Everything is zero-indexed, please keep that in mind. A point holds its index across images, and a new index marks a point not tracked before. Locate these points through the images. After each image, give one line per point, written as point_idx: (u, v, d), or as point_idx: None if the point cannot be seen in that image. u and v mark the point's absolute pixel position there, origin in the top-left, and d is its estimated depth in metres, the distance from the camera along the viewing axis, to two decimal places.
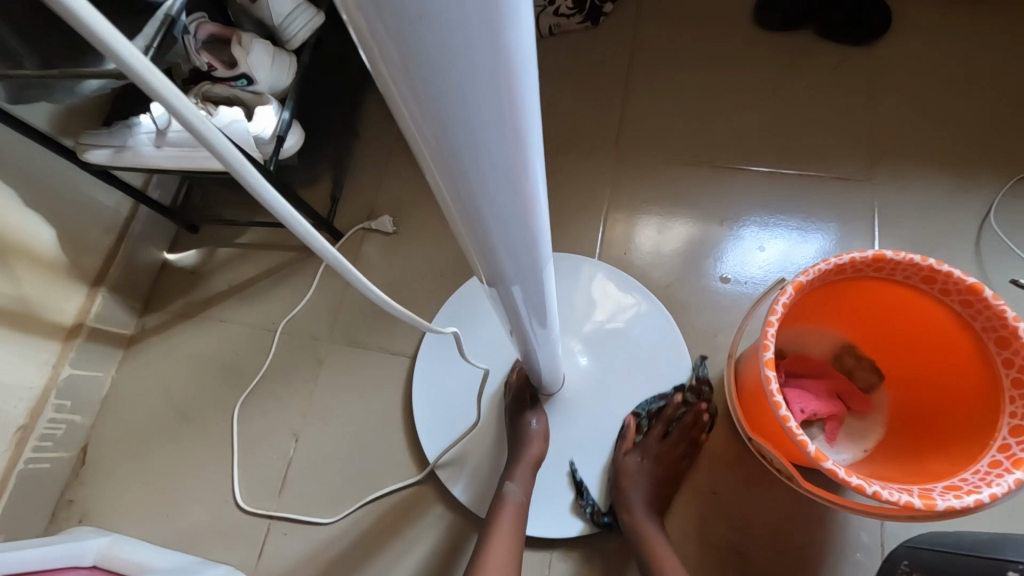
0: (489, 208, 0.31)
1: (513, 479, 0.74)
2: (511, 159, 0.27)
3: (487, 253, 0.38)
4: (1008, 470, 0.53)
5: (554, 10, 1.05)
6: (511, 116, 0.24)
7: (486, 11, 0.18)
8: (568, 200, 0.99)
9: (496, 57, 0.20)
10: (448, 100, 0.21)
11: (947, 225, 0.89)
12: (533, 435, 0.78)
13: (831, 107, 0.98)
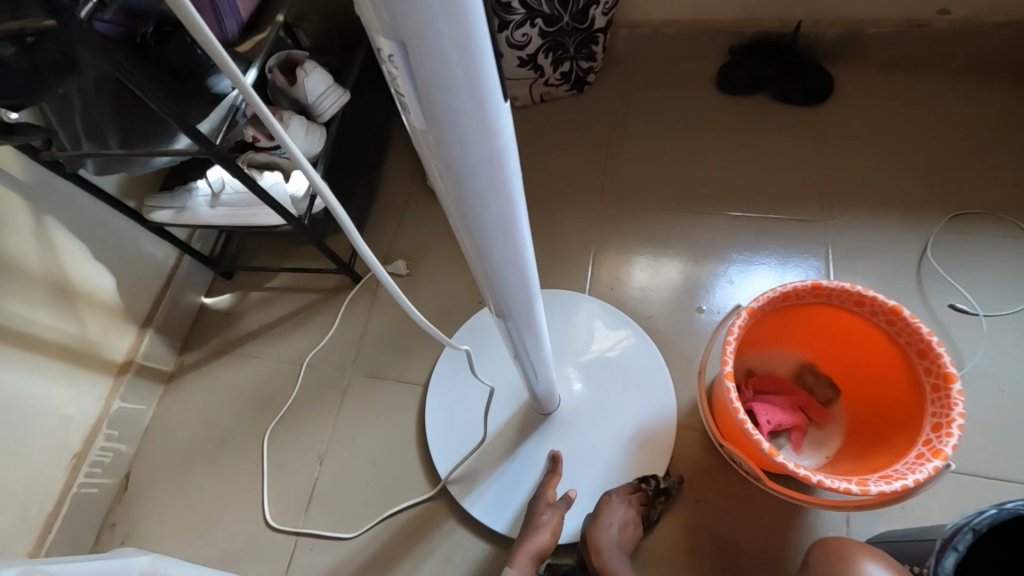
0: (494, 246, 0.43)
1: (513, 566, 0.78)
2: (505, 212, 0.40)
3: (493, 287, 0.50)
4: (929, 459, 0.63)
5: (544, 81, 1.23)
6: (503, 182, 0.37)
7: (485, 123, 0.31)
8: (561, 243, 1.13)
9: (493, 148, 0.33)
10: (464, 171, 0.34)
11: (894, 257, 1.02)
12: (540, 527, 0.82)
13: (787, 158, 1.13)
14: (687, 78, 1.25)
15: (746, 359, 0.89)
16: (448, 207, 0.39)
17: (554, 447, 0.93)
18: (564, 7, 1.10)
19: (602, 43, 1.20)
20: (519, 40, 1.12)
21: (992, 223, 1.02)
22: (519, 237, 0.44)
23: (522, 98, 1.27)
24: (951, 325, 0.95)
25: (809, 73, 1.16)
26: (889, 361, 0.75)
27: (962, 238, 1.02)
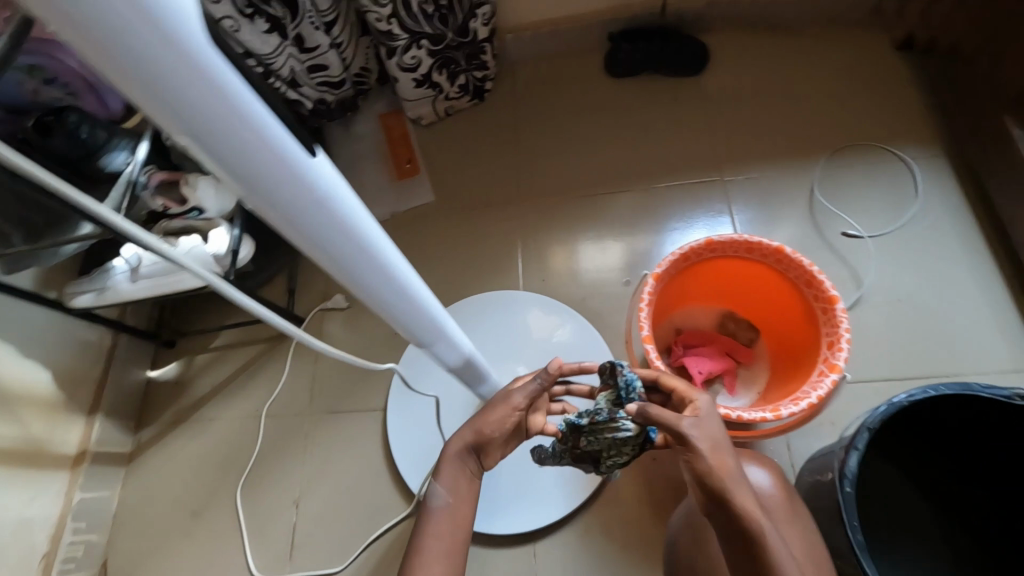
0: (375, 286, 0.49)
1: (455, 445, 0.74)
2: (373, 254, 0.45)
3: (400, 319, 0.55)
4: (827, 374, 0.71)
5: (444, 96, 1.29)
6: (356, 232, 0.42)
7: (314, 192, 0.36)
8: (489, 248, 1.18)
9: (331, 208, 0.38)
10: (314, 233, 0.39)
11: (788, 200, 1.11)
12: (505, 401, 0.74)
13: (681, 127, 1.21)
14: (578, 70, 1.31)
15: (672, 319, 0.96)
16: (325, 265, 0.44)
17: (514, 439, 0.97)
18: (446, 25, 1.13)
19: (490, 52, 1.26)
20: (408, 62, 1.17)
21: (867, 153, 1.12)
22: (396, 272, 0.50)
23: (428, 116, 1.32)
24: (848, 251, 1.04)
25: (685, 45, 1.24)
26: (786, 295, 0.84)
27: (843, 171, 1.11)
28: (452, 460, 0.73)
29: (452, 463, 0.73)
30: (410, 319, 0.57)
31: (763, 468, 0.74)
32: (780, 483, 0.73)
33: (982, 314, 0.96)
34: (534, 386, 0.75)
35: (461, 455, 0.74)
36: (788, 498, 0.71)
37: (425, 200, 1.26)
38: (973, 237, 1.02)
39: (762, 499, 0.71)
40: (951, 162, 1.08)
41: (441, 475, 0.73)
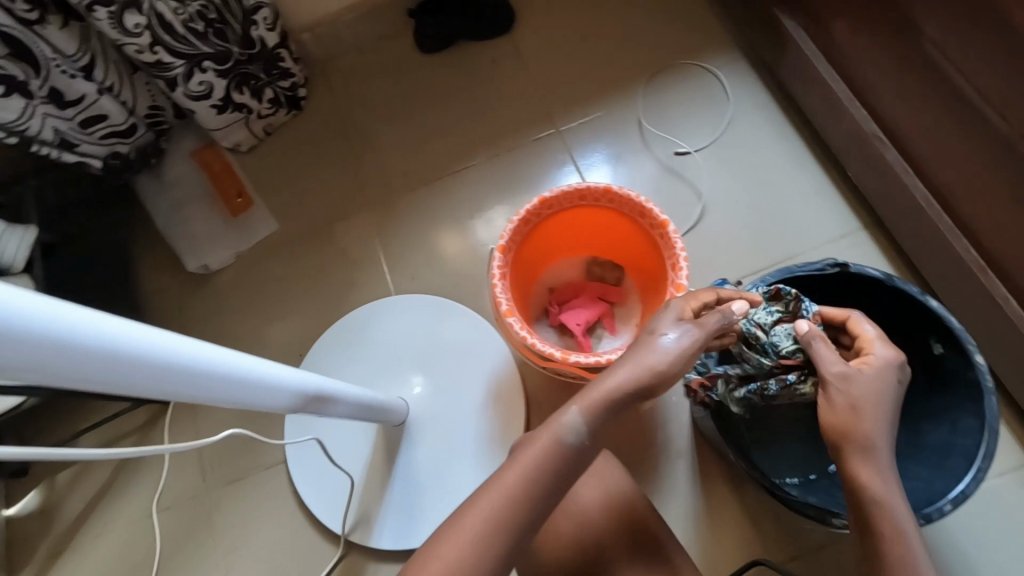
0: (184, 384, 0.46)
1: (581, 403, 0.53)
2: (170, 362, 0.43)
3: (241, 399, 0.54)
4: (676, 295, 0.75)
5: (258, 115, 1.18)
6: (132, 351, 0.40)
7: (48, 337, 0.34)
8: (352, 261, 1.13)
9: (82, 342, 0.36)
10: (74, 369, 0.37)
11: (621, 135, 1.14)
12: (661, 349, 0.56)
13: (506, 89, 1.20)
14: (390, 55, 1.26)
15: (539, 281, 0.96)
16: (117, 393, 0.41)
17: (422, 445, 0.95)
18: (226, 40, 1.03)
19: (290, 57, 1.17)
20: (196, 89, 1.06)
21: (679, 72, 1.17)
22: (211, 361, 0.48)
23: (246, 141, 1.21)
24: (683, 169, 1.09)
25: (487, 5, 1.21)
26: (630, 229, 0.86)
27: (662, 95, 1.15)
28: (580, 421, 0.53)
29: (571, 421, 0.52)
30: (246, 393, 0.54)
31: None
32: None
33: (805, 194, 1.04)
34: (615, 385, 0.53)
35: (585, 416, 0.53)
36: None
37: (269, 230, 1.17)
38: (783, 127, 1.09)
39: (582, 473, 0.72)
40: (750, 62, 1.15)
41: (551, 435, 0.52)
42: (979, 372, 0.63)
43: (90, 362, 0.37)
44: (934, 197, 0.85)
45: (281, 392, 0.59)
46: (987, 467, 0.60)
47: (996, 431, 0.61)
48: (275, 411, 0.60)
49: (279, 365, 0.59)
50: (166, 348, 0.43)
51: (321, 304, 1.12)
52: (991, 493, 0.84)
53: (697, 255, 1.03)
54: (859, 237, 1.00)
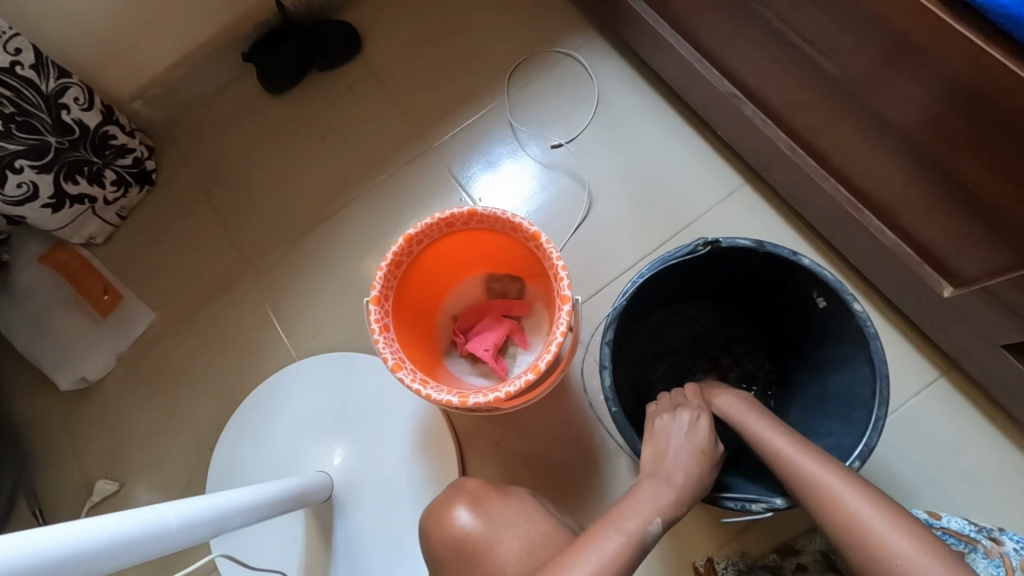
0: (54, 571, 0.41)
1: (657, 509, 0.59)
2: (20, 561, 0.39)
3: (138, 548, 0.49)
4: (562, 304, 0.73)
5: (106, 201, 1.07)
6: None
7: None
8: (244, 335, 1.05)
9: None
10: None
11: (494, 140, 1.09)
12: (694, 458, 0.63)
13: (369, 116, 1.13)
14: (238, 104, 1.16)
15: (438, 312, 0.91)
16: None
17: (355, 514, 0.90)
18: (37, 131, 0.91)
19: (122, 131, 1.05)
20: (16, 193, 0.93)
21: (538, 61, 1.12)
22: (72, 536, 0.44)
23: (101, 232, 1.09)
24: (562, 163, 1.07)
25: (328, 30, 1.13)
26: (509, 242, 0.83)
27: (527, 89, 1.11)
28: (659, 523, 0.58)
29: (652, 526, 0.57)
30: (139, 542, 0.49)
31: (461, 502, 0.69)
32: (477, 503, 0.69)
33: (684, 161, 1.03)
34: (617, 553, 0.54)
35: (663, 522, 0.58)
36: (492, 510, 0.68)
37: (148, 321, 1.07)
38: (651, 98, 1.08)
39: (477, 540, 0.66)
40: (606, 38, 1.12)
41: (621, 532, 0.56)
42: (860, 321, 0.65)
43: None
44: (796, 143, 0.85)
45: (143, 540, 0.50)
46: (884, 415, 0.63)
47: (886, 376, 0.63)
48: (187, 543, 0.56)
49: (96, 518, 0.47)
50: (9, 551, 0.39)
51: (222, 387, 1.03)
52: (909, 414, 0.86)
53: (591, 247, 1.01)
54: (743, 192, 1.00)
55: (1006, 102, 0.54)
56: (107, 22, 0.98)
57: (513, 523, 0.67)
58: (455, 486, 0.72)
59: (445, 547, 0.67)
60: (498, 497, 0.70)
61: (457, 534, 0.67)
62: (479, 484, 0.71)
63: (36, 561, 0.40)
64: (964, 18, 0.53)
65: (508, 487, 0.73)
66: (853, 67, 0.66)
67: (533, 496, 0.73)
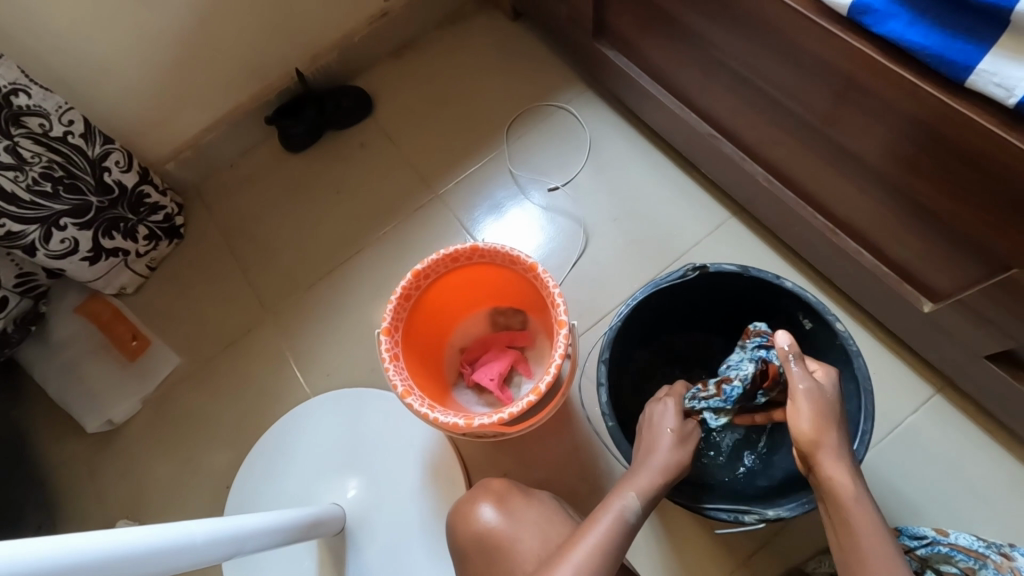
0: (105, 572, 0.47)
1: (636, 488, 0.63)
2: (81, 559, 0.45)
3: (178, 557, 0.54)
4: (559, 328, 0.79)
5: (138, 254, 1.15)
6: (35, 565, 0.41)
7: None
8: (263, 375, 1.11)
9: None
10: None
11: (496, 187, 1.18)
12: (666, 437, 0.66)
13: (380, 168, 1.23)
14: (261, 163, 1.27)
15: (446, 345, 0.96)
16: None
17: (368, 546, 0.92)
18: (81, 192, 1.01)
19: (156, 192, 1.15)
20: (59, 248, 1.01)
21: (535, 114, 1.23)
22: (125, 541, 0.49)
23: (132, 282, 1.17)
24: (560, 204, 1.14)
25: (343, 95, 1.25)
26: (510, 274, 0.90)
27: (525, 139, 1.21)
28: (638, 502, 0.62)
29: (631, 503, 0.61)
30: (178, 555, 0.54)
31: (487, 500, 0.74)
32: (501, 502, 0.74)
33: (673, 198, 1.11)
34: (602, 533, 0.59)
35: (641, 498, 0.62)
36: (516, 509, 0.73)
37: (172, 364, 1.13)
38: (640, 143, 1.16)
39: (498, 536, 0.71)
40: (595, 91, 1.23)
41: (613, 512, 0.60)
42: (843, 339, 0.70)
43: None
44: (773, 176, 0.92)
45: (182, 551, 0.55)
46: (870, 428, 0.66)
47: (869, 391, 0.67)
48: (220, 558, 0.61)
49: (132, 529, 0.51)
50: (72, 549, 0.44)
51: (240, 426, 1.07)
52: (909, 432, 0.88)
53: (589, 282, 1.07)
54: (731, 224, 1.06)
55: (947, 130, 0.60)
56: (148, 96, 1.09)
57: (534, 522, 0.72)
58: (481, 486, 0.77)
59: (468, 539, 0.73)
60: (522, 499, 0.75)
61: (480, 529, 0.72)
62: (504, 485, 0.76)
63: (72, 563, 0.44)
64: (902, 60, 0.60)
65: (532, 491, 0.77)
66: (814, 106, 0.74)
67: (555, 501, 0.77)
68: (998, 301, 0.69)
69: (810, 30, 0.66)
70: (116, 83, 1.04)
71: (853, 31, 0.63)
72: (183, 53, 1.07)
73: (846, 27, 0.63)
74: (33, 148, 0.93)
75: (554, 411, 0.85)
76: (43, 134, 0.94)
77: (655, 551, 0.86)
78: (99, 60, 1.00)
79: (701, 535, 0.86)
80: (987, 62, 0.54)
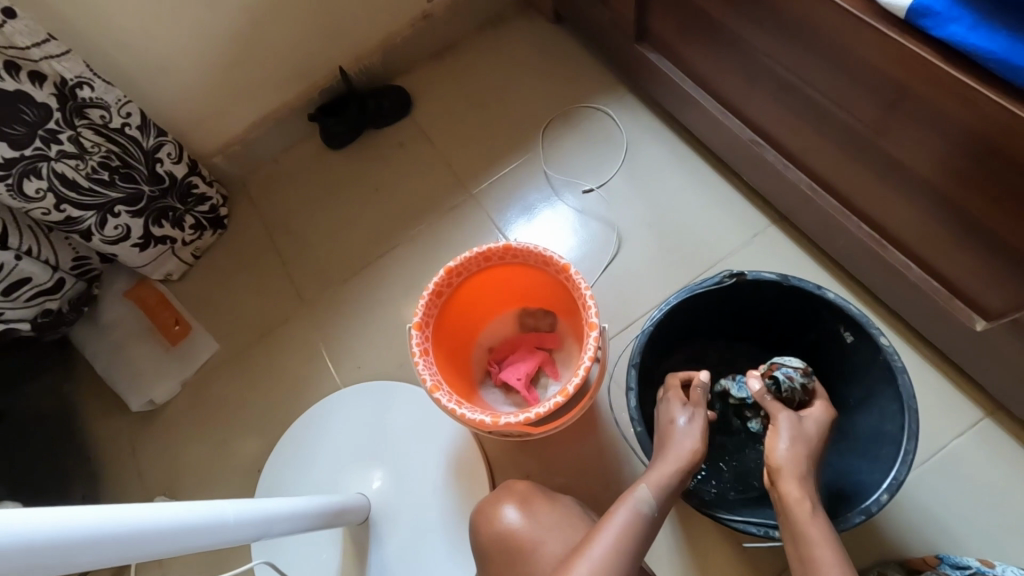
0: (141, 544, 0.49)
1: (647, 480, 0.63)
2: (120, 529, 0.47)
3: (209, 534, 0.57)
4: (590, 330, 0.78)
5: (184, 243, 1.20)
6: (77, 534, 0.43)
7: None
8: (296, 364, 1.14)
9: (33, 535, 0.40)
10: (33, 563, 0.40)
11: (530, 188, 1.18)
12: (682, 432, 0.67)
13: (417, 167, 1.25)
14: (303, 159, 1.31)
15: (475, 343, 0.96)
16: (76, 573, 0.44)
17: (390, 538, 0.93)
18: (135, 181, 1.06)
19: (203, 183, 1.20)
20: (112, 234, 1.06)
21: (571, 116, 1.22)
22: (161, 516, 0.51)
23: (177, 269, 1.22)
24: (594, 207, 1.13)
25: (384, 94, 1.28)
26: (541, 275, 0.90)
27: (560, 141, 1.21)
28: (649, 494, 0.62)
29: (643, 496, 0.62)
30: (209, 532, 0.57)
31: (511, 502, 0.75)
32: (525, 504, 0.74)
33: (709, 204, 1.09)
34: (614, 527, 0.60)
35: (653, 490, 0.63)
36: (538, 512, 0.73)
37: (211, 350, 1.17)
38: (678, 148, 1.15)
39: (521, 539, 0.71)
40: (634, 95, 1.22)
41: (629, 508, 0.61)
42: (887, 355, 0.67)
43: (48, 549, 0.41)
44: (817, 185, 0.89)
45: (214, 528, 0.57)
46: (913, 449, 0.63)
47: (915, 411, 0.64)
48: (249, 538, 0.63)
49: (162, 505, 0.52)
50: (112, 520, 0.47)
51: (272, 414, 1.11)
52: (954, 456, 0.84)
53: (620, 286, 1.06)
54: (770, 233, 1.04)
55: (1010, 141, 0.57)
56: (200, 92, 1.14)
57: (558, 527, 0.72)
58: (504, 488, 0.77)
59: (491, 540, 0.73)
60: (545, 502, 0.75)
61: (503, 530, 0.72)
62: (528, 487, 0.77)
63: (101, 533, 0.45)
64: (963, 65, 0.58)
65: (555, 495, 0.78)
66: (864, 114, 0.71)
67: (579, 508, 0.77)
68: None
69: (864, 34, 0.64)
70: (172, 79, 1.09)
71: (910, 35, 0.60)
72: (235, 51, 1.12)
73: (903, 31, 0.60)
74: (94, 138, 0.98)
75: (581, 415, 0.84)
76: (103, 125, 0.99)
77: (676, 563, 0.84)
78: (157, 56, 1.05)
79: (727, 550, 0.84)
80: None
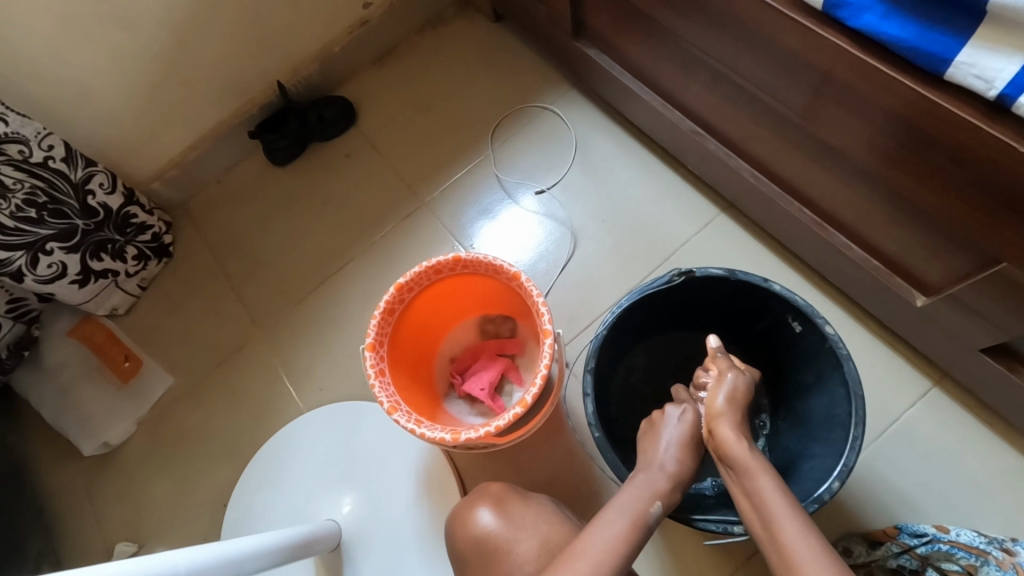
0: None
1: (660, 495, 0.61)
2: None
3: None
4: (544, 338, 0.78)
5: (128, 274, 1.15)
6: None
7: None
8: (257, 391, 1.10)
9: None
10: None
11: (483, 191, 1.17)
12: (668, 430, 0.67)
13: (366, 178, 1.22)
14: (247, 178, 1.27)
15: (435, 355, 0.95)
16: None
17: (365, 561, 0.92)
18: (66, 216, 1.00)
19: (142, 212, 1.15)
20: (47, 273, 1.01)
21: (519, 116, 1.21)
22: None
23: (123, 302, 1.17)
24: (547, 207, 1.13)
25: (325, 106, 1.24)
26: (495, 281, 0.89)
27: (510, 142, 1.19)
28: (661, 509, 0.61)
29: (655, 509, 0.60)
30: None
31: (485, 504, 0.74)
32: (499, 505, 0.73)
33: (660, 196, 1.09)
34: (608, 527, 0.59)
35: (665, 506, 0.61)
36: (513, 512, 0.73)
37: (165, 384, 1.13)
38: (627, 142, 1.15)
39: (496, 539, 0.71)
40: (579, 91, 1.21)
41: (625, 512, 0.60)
42: (832, 342, 0.68)
43: None
44: (759, 173, 0.90)
45: None
46: (860, 434, 0.65)
47: (860, 396, 0.65)
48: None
49: (107, 565, 0.48)
50: None
51: (235, 445, 1.07)
52: (906, 427, 0.87)
53: (578, 287, 1.06)
54: (720, 222, 1.05)
55: (929, 125, 0.59)
56: (129, 117, 1.09)
57: (534, 525, 0.71)
58: (479, 489, 0.77)
59: (466, 543, 0.72)
60: (519, 502, 0.74)
61: (479, 533, 0.72)
62: (502, 488, 0.76)
63: None
64: (878, 54, 0.59)
65: (530, 494, 0.77)
66: (796, 102, 0.72)
67: (554, 504, 0.76)
68: (987, 293, 0.68)
69: (785, 25, 0.64)
70: (97, 106, 1.04)
71: (829, 26, 0.61)
72: (162, 71, 1.07)
73: (820, 21, 0.61)
74: (15, 175, 0.92)
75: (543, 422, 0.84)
76: (24, 160, 0.93)
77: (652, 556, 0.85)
78: (77, 82, 1.00)
79: (698, 539, 0.85)
80: (965, 53, 0.52)
